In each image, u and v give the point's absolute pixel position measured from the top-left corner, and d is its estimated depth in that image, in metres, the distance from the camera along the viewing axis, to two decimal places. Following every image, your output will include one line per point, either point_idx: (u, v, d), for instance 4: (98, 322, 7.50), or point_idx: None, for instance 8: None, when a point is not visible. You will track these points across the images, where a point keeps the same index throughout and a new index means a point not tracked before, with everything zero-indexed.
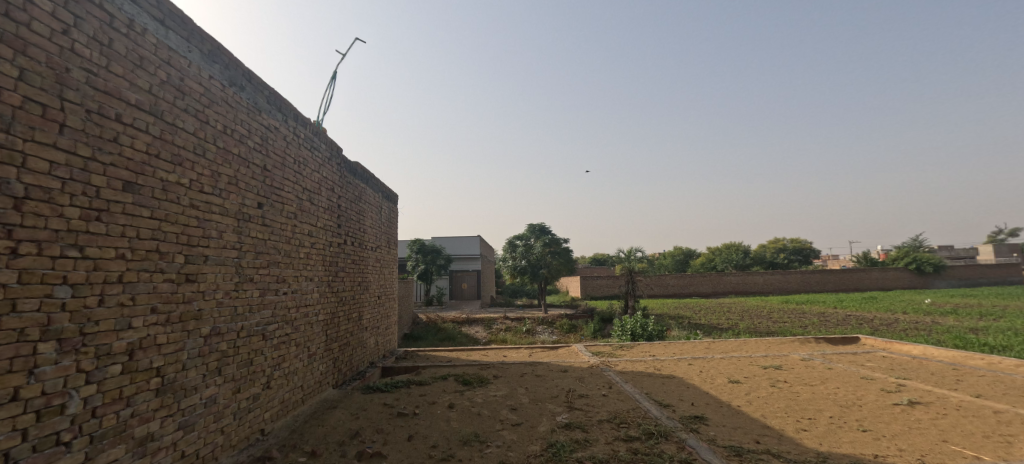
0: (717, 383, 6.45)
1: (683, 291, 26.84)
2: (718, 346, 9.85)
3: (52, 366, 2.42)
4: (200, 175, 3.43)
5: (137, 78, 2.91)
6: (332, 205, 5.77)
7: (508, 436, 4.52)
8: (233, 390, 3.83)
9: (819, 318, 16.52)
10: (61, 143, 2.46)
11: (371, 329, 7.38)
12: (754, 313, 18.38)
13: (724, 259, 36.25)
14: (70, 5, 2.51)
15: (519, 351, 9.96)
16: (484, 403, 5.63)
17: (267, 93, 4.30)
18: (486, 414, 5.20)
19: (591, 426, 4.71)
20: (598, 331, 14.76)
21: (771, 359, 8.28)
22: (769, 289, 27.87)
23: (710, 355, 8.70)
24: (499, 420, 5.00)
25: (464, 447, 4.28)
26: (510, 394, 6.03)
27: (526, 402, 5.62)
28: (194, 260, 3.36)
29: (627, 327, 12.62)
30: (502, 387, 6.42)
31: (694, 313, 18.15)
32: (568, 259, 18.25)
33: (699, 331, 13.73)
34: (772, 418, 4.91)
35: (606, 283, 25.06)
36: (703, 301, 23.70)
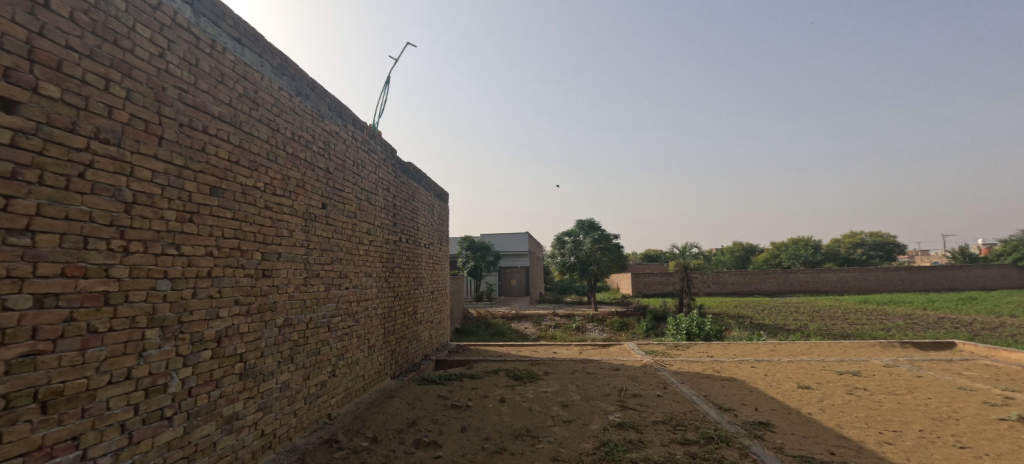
0: (784, 388, 6.14)
1: (744, 289, 25.67)
2: (785, 348, 9.35)
3: (157, 349, 2.67)
4: (273, 180, 3.69)
5: (219, 93, 3.17)
6: (388, 204, 6.01)
7: (560, 433, 4.54)
8: (303, 377, 4.09)
9: (906, 320, 15.25)
10: (160, 154, 2.70)
11: (425, 323, 7.62)
12: (827, 313, 17.24)
13: (791, 256, 34.30)
14: (165, 30, 2.77)
15: (570, 348, 9.95)
16: (534, 398, 5.69)
17: (328, 101, 4.54)
18: (537, 409, 5.25)
19: (645, 427, 4.64)
20: (650, 330, 14.43)
21: (848, 364, 7.76)
22: (841, 288, 26.07)
23: (775, 358, 8.29)
24: (551, 416, 5.03)
25: (516, 441, 4.35)
26: (562, 391, 6.04)
27: (578, 400, 5.61)
28: (270, 258, 3.63)
29: (683, 326, 12.26)
30: (553, 383, 6.45)
31: (758, 313, 17.19)
32: (618, 255, 17.91)
33: (762, 332, 13.09)
34: (848, 429, 4.63)
35: (659, 280, 24.44)
36: (766, 300, 22.52)
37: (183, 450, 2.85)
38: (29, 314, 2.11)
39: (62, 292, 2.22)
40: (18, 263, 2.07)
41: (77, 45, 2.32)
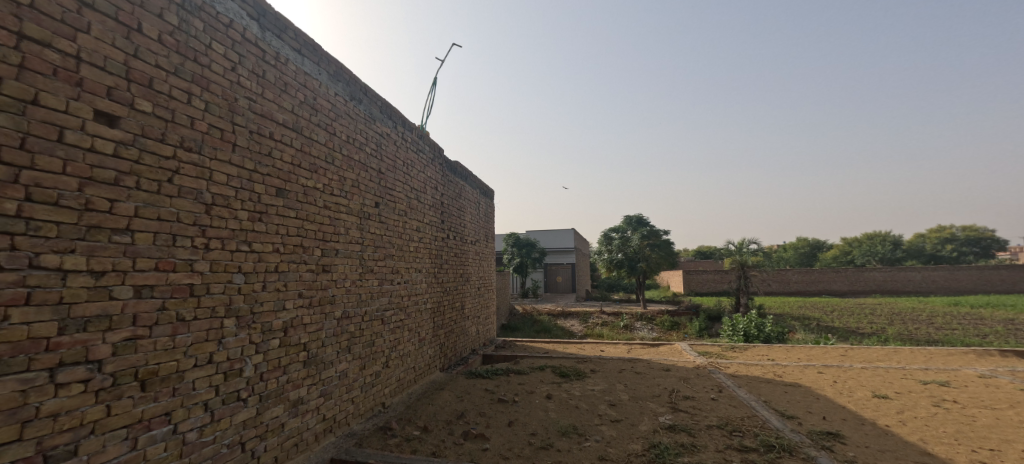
0: (858, 398, 5.82)
1: (809, 289, 24.30)
2: (857, 354, 8.81)
3: (234, 337, 2.95)
4: (331, 181, 3.93)
5: (283, 101, 3.43)
6: (436, 202, 6.21)
7: (608, 432, 4.56)
8: (360, 366, 4.34)
9: (1007, 326, 13.90)
10: (233, 160, 2.97)
11: (473, 319, 7.81)
12: (909, 317, 16.02)
13: (864, 254, 32.30)
14: (236, 46, 3.03)
15: (619, 347, 9.85)
16: (581, 396, 5.73)
17: (380, 104, 4.76)
18: (584, 407, 5.28)
19: (698, 431, 4.57)
20: (704, 330, 13.98)
21: (934, 374, 7.22)
22: (922, 288, 24.13)
23: (845, 363, 7.85)
24: (598, 414, 5.05)
25: (563, 437, 4.41)
26: (609, 390, 6.04)
27: (626, 399, 5.59)
28: (329, 254, 3.88)
29: (740, 327, 11.84)
30: (600, 382, 6.45)
31: (825, 315, 16.27)
32: (668, 252, 17.49)
33: (831, 336, 12.39)
34: (934, 444, 4.32)
35: (713, 278, 23.67)
36: (835, 300, 21.27)
37: (256, 429, 3.13)
38: (130, 303, 2.37)
39: (157, 284, 2.49)
40: (121, 258, 2.33)
41: (164, 64, 2.58)
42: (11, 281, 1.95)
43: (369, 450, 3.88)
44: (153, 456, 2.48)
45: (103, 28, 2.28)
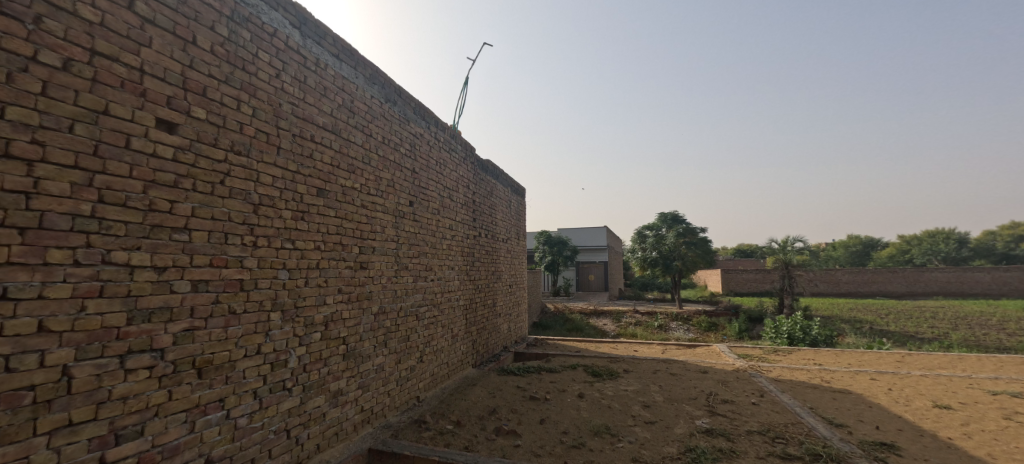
0: (917, 407, 5.51)
1: (861, 290, 23.19)
2: (915, 361, 8.35)
3: (280, 329, 3.12)
4: (368, 180, 4.08)
5: (323, 105, 3.58)
6: (468, 200, 6.31)
7: (641, 433, 4.54)
8: (395, 361, 4.48)
9: None
10: (278, 162, 3.13)
11: (504, 316, 7.90)
12: (976, 321, 15.00)
13: (924, 252, 30.84)
14: (280, 54, 3.19)
15: (654, 347, 9.72)
16: (614, 396, 5.72)
17: (413, 105, 4.88)
18: (617, 407, 5.27)
19: (737, 436, 4.48)
20: (744, 331, 13.60)
21: (1003, 384, 6.75)
22: (993, 290, 22.52)
23: (901, 370, 7.46)
24: (632, 415, 5.04)
25: (595, 437, 4.43)
26: (642, 391, 6.00)
27: (661, 401, 5.54)
28: (366, 251, 4.03)
29: (784, 330, 11.48)
30: (634, 382, 6.41)
31: (880, 319, 15.48)
32: (706, 251, 17.07)
33: (886, 340, 11.79)
34: (1003, 460, 4.05)
35: (754, 278, 22.96)
36: (892, 302, 20.20)
37: (300, 418, 3.30)
38: (188, 296, 2.55)
39: (211, 279, 2.67)
40: (180, 255, 2.51)
41: (216, 73, 2.75)
42: (87, 276, 2.14)
43: (404, 442, 4.00)
44: (209, 438, 2.67)
45: (163, 42, 2.47)
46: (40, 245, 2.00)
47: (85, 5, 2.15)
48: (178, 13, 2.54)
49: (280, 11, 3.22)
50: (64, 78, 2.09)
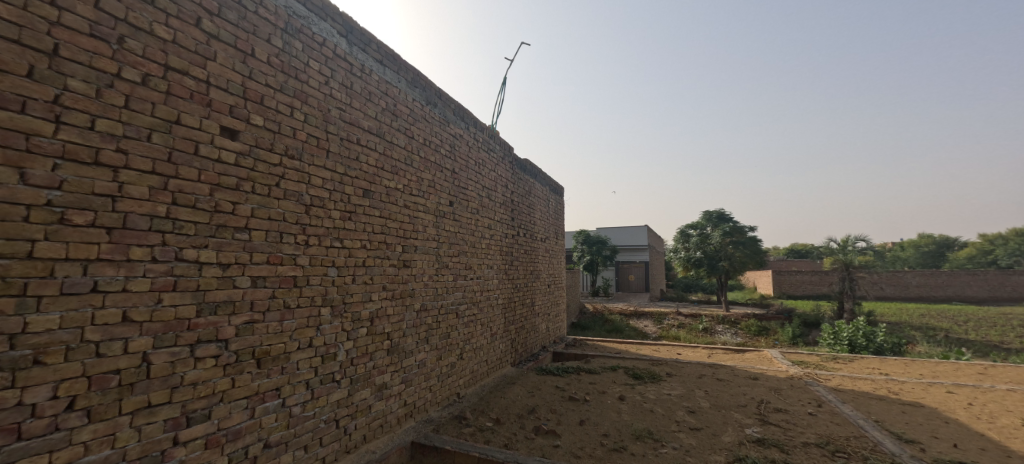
0: (1002, 424, 5.03)
1: (935, 295, 21.73)
2: (998, 374, 7.69)
3: (329, 324, 3.29)
4: (410, 181, 4.21)
5: (368, 109, 3.74)
6: (507, 200, 6.39)
7: (687, 440, 4.45)
8: (436, 357, 4.61)
9: None
10: (327, 164, 3.30)
11: (543, 315, 7.94)
12: None
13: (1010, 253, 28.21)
14: (329, 62, 3.36)
15: (699, 351, 9.47)
16: (657, 400, 5.62)
17: (453, 107, 5.00)
18: (660, 412, 5.19)
19: (792, 447, 4.29)
20: (798, 336, 13.00)
21: None
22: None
23: (978, 383, 6.90)
24: (676, 420, 4.94)
25: (637, 441, 4.38)
26: (686, 395, 5.87)
27: (706, 407, 5.40)
28: (408, 250, 4.16)
29: (844, 336, 10.92)
30: (677, 386, 6.28)
31: (957, 327, 14.34)
32: (755, 251, 16.40)
33: (965, 350, 10.91)
34: None
35: (810, 280, 21.91)
36: (972, 308, 18.65)
37: (348, 409, 3.46)
38: (248, 291, 2.73)
39: (268, 275, 2.85)
40: (241, 253, 2.70)
41: (272, 83, 2.94)
42: (162, 271, 2.34)
43: (445, 437, 4.11)
44: (267, 424, 2.85)
45: (226, 55, 2.67)
46: (124, 243, 2.20)
47: (159, 25, 2.36)
48: (239, 28, 2.74)
49: (328, 21, 3.39)
50: (143, 91, 2.29)
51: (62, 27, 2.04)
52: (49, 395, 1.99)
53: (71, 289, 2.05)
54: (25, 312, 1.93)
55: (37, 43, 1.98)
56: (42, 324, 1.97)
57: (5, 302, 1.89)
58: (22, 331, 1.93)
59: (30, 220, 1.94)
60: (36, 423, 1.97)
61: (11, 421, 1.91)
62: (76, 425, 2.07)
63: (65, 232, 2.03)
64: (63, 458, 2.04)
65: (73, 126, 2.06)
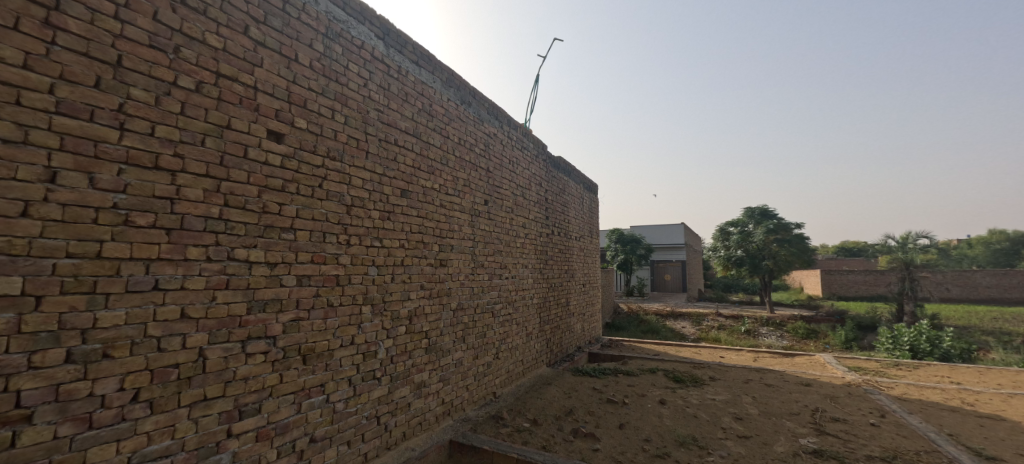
0: None
1: (1009, 296, 20.19)
2: None
3: (370, 322, 3.36)
4: (446, 180, 4.25)
5: (405, 110, 3.79)
6: (541, 198, 6.36)
7: (735, 448, 4.30)
8: (473, 356, 4.63)
9: None
10: (366, 165, 3.36)
11: (578, 315, 7.87)
12: None
13: None
14: (367, 64, 3.43)
15: (743, 354, 9.15)
16: (701, 405, 5.47)
17: (487, 106, 5.01)
18: (704, 417, 5.04)
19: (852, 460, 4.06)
20: (852, 340, 12.34)
21: None
22: None
23: None
24: (722, 427, 4.79)
25: (680, 447, 4.28)
26: (732, 401, 5.67)
27: (755, 414, 5.21)
28: (445, 249, 4.20)
29: (904, 341, 10.29)
30: (722, 391, 6.08)
31: None
32: (802, 249, 15.69)
33: None
34: None
35: (863, 280, 20.81)
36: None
37: (388, 406, 3.53)
38: (294, 289, 2.83)
39: (313, 274, 2.94)
40: (287, 253, 2.79)
41: (315, 86, 3.02)
42: (216, 270, 2.45)
43: (484, 436, 4.13)
44: (313, 419, 2.94)
45: (272, 61, 2.76)
46: (181, 243, 2.32)
47: (211, 34, 2.47)
48: (283, 34, 2.83)
49: (366, 24, 3.45)
50: (197, 98, 2.40)
51: (125, 39, 2.16)
52: (116, 387, 2.11)
53: (136, 286, 2.16)
54: (95, 308, 2.05)
55: (103, 55, 2.09)
56: (110, 320, 2.09)
57: (77, 299, 2.01)
58: (92, 326, 2.05)
59: (98, 222, 2.06)
60: (105, 413, 2.09)
61: (83, 410, 2.03)
62: (140, 416, 2.19)
63: (129, 234, 2.14)
64: (129, 447, 2.16)
65: (136, 133, 2.17)
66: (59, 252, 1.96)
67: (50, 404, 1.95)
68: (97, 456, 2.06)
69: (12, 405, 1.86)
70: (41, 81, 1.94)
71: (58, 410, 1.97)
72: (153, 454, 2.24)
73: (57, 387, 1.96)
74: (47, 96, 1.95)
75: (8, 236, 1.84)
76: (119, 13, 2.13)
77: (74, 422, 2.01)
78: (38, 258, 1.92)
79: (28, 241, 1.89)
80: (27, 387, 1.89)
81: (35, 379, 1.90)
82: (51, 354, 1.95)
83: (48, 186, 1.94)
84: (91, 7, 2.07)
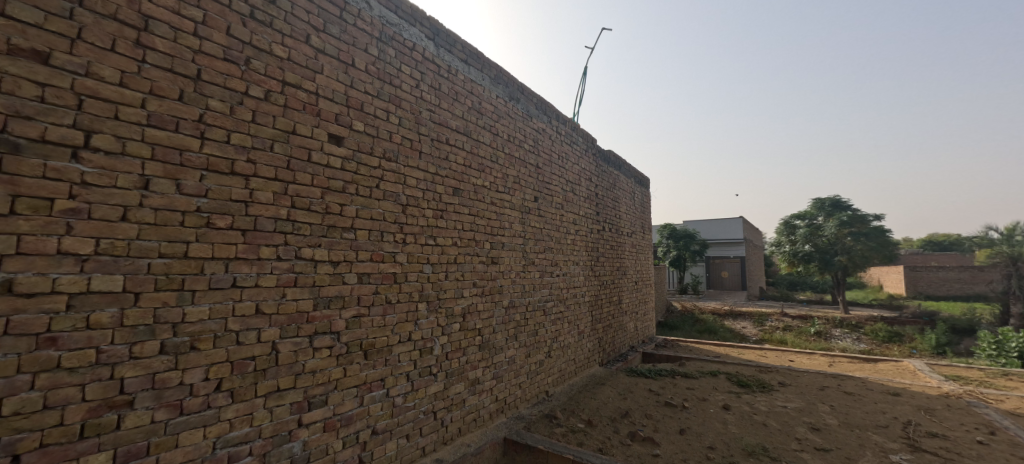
0: None
1: None
2: None
3: (426, 319, 3.39)
4: (496, 178, 4.23)
5: (455, 109, 3.80)
6: (591, 193, 6.22)
7: (811, 461, 4.01)
8: (525, 354, 4.60)
9: None
10: (420, 165, 3.39)
11: (630, 313, 7.66)
12: None
13: None
14: (419, 65, 3.45)
15: (816, 359, 8.55)
16: (770, 412, 5.15)
17: (535, 101, 4.94)
18: (774, 426, 4.75)
19: None
20: (943, 345, 11.23)
21: None
22: None
23: None
24: (796, 438, 4.48)
25: (749, 457, 4.04)
26: (806, 409, 5.30)
27: (834, 425, 4.83)
28: (496, 247, 4.18)
29: (1011, 348, 9.24)
30: (794, 398, 5.69)
31: None
32: (881, 244, 14.46)
33: None
34: None
35: (956, 278, 18.89)
36: None
37: (444, 401, 3.55)
38: (355, 287, 2.89)
39: (372, 272, 2.99)
40: (349, 251, 2.85)
41: (371, 89, 3.07)
42: (286, 268, 2.54)
43: (538, 435, 4.08)
44: (374, 412, 3.01)
45: (331, 67, 2.83)
46: (255, 243, 2.42)
47: (277, 44, 2.57)
48: (341, 41, 2.89)
49: (417, 26, 3.47)
50: (265, 106, 2.50)
51: (203, 54, 2.28)
52: (203, 377, 2.23)
53: (217, 284, 2.28)
54: (184, 304, 2.17)
55: (185, 70, 2.21)
56: (196, 315, 2.21)
57: (169, 295, 2.13)
58: (182, 321, 2.17)
59: (185, 224, 2.18)
60: (193, 401, 2.21)
61: (176, 398, 2.16)
62: (223, 404, 2.31)
63: (210, 234, 2.26)
64: (214, 433, 2.28)
65: (214, 141, 2.29)
66: (153, 252, 2.09)
67: (148, 391, 2.08)
68: (187, 440, 2.19)
69: (117, 391, 2.00)
70: (134, 96, 2.06)
71: (154, 397, 2.10)
72: (235, 440, 2.36)
73: (153, 376, 2.09)
74: (140, 110, 2.07)
75: (111, 238, 1.98)
76: (198, 29, 2.26)
77: (168, 408, 2.14)
78: (135, 258, 2.04)
79: (128, 242, 2.03)
80: (129, 375, 2.03)
81: (135, 368, 2.04)
82: (149, 345, 2.08)
83: (142, 192, 2.07)
84: (174, 26, 2.19)
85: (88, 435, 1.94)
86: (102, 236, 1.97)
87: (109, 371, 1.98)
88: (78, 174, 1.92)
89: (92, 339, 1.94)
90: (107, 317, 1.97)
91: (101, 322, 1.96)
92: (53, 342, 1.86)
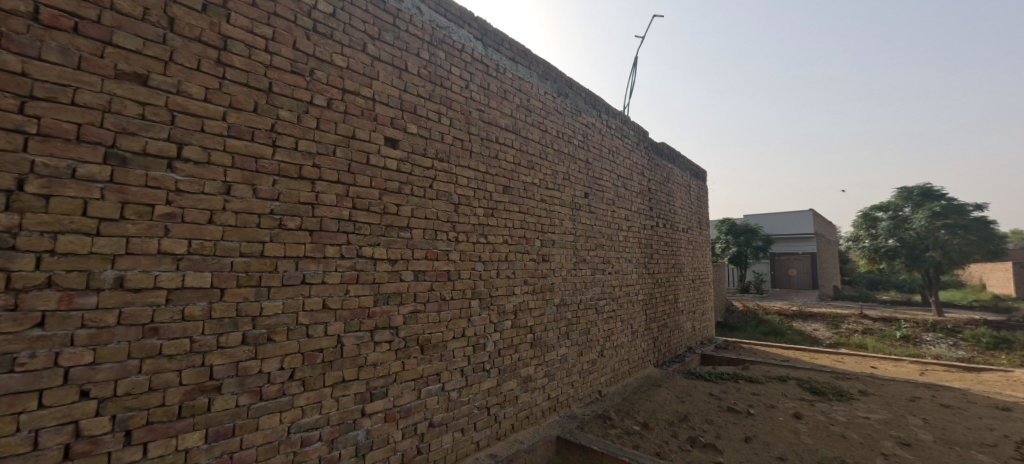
0: None
1: None
2: None
3: (479, 316, 3.44)
4: (546, 175, 4.20)
5: (505, 107, 3.82)
6: (645, 188, 6.03)
7: None
8: (577, 353, 4.53)
9: None
10: (471, 164, 3.45)
11: (688, 313, 7.33)
12: None
13: None
14: (467, 66, 3.51)
15: (903, 366, 7.72)
16: (850, 423, 4.72)
17: (584, 96, 4.86)
18: (855, 439, 4.34)
19: None
20: None
21: None
22: None
23: None
24: (881, 453, 4.07)
25: None
26: (894, 422, 4.79)
27: (928, 441, 4.33)
28: (547, 244, 4.16)
29: None
30: (878, 409, 5.17)
31: None
32: (984, 238, 12.76)
33: None
34: None
35: None
36: None
37: (497, 397, 3.59)
38: (412, 283, 3.00)
39: (427, 270, 3.09)
40: (405, 250, 2.96)
41: (423, 93, 3.16)
42: (348, 266, 2.68)
43: (591, 435, 4.01)
44: (431, 405, 3.10)
45: (386, 73, 2.95)
46: (321, 242, 2.58)
47: (337, 55, 2.71)
48: (395, 47, 3.00)
49: (466, 27, 3.53)
50: (328, 114, 2.65)
51: (274, 68, 2.46)
52: (278, 366, 2.42)
53: (289, 280, 2.45)
54: (261, 298, 2.36)
55: (258, 84, 2.40)
56: (271, 309, 2.40)
57: (249, 290, 2.33)
58: (259, 314, 2.36)
59: (261, 225, 2.37)
60: (271, 388, 2.40)
61: (256, 384, 2.35)
62: (296, 392, 2.48)
63: (283, 235, 2.44)
64: (289, 418, 2.46)
65: (284, 148, 2.47)
66: (235, 252, 2.29)
67: (233, 378, 2.28)
68: (266, 424, 2.38)
69: (207, 376, 2.20)
70: (217, 110, 2.26)
71: (238, 383, 2.29)
72: (307, 426, 2.52)
73: (237, 364, 2.29)
74: (221, 122, 2.27)
75: (201, 239, 2.19)
76: (268, 46, 2.44)
77: (250, 393, 2.33)
78: (220, 257, 2.25)
79: (214, 242, 2.23)
80: (217, 363, 2.23)
81: (222, 357, 2.24)
82: (233, 336, 2.28)
83: (225, 197, 2.27)
84: (249, 44, 2.38)
85: (186, 415, 2.15)
86: (194, 237, 2.17)
87: (201, 358, 2.19)
88: (173, 182, 2.13)
89: (187, 330, 2.15)
90: (198, 310, 2.18)
91: (194, 314, 2.17)
92: (155, 331, 2.07)
